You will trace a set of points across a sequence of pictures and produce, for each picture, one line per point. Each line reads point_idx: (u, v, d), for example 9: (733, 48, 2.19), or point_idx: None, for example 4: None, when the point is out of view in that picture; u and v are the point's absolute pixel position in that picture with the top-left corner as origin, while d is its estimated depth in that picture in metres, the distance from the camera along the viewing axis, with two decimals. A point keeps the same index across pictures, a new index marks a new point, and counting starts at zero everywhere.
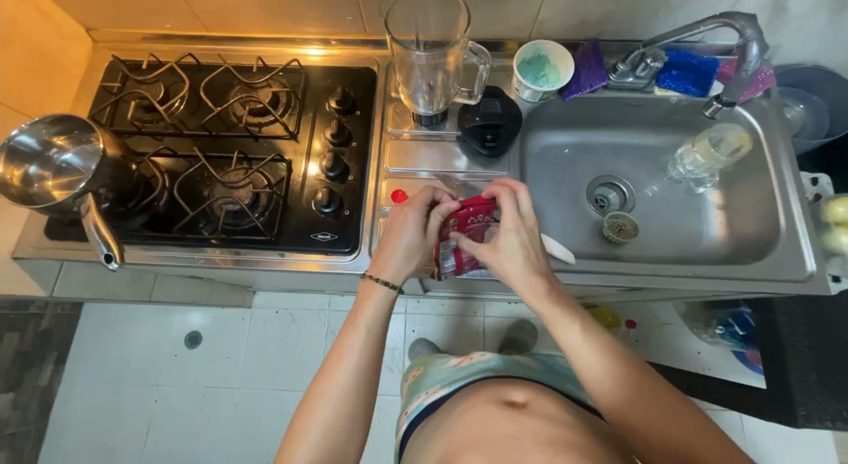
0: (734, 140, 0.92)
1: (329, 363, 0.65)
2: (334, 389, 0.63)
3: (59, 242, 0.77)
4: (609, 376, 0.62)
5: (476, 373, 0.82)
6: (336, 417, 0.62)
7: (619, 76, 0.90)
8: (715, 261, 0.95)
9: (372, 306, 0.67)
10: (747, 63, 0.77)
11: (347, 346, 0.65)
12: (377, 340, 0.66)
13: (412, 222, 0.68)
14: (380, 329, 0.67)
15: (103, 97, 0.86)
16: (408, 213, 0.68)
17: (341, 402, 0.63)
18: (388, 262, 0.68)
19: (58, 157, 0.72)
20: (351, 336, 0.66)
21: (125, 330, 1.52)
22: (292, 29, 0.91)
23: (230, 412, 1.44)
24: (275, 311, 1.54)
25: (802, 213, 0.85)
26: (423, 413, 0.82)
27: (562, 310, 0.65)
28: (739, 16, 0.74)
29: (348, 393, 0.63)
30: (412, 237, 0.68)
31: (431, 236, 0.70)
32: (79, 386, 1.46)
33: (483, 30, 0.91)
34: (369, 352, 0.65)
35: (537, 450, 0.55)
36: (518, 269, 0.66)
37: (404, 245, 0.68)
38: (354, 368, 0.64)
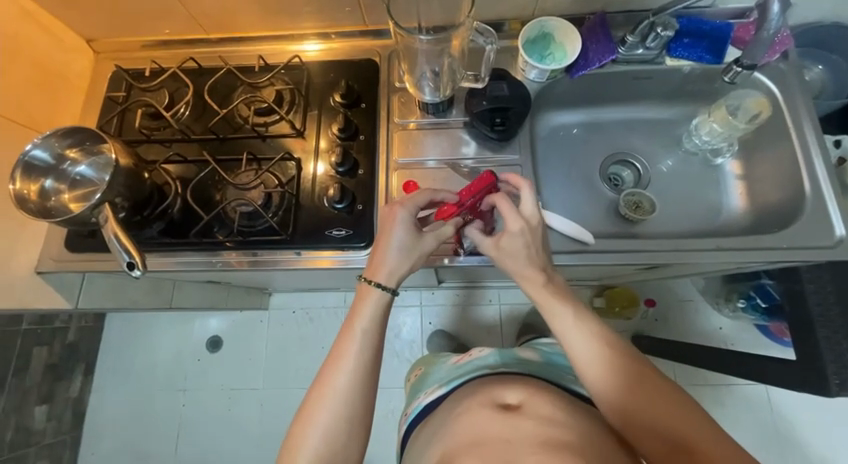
0: (752, 107, 0.89)
1: (328, 365, 0.65)
2: (334, 391, 0.63)
3: (79, 255, 0.78)
4: (604, 365, 0.63)
5: (474, 370, 0.81)
6: (338, 421, 0.62)
7: (628, 49, 0.87)
8: (737, 233, 0.93)
9: (369, 306, 0.67)
10: (766, 22, 0.75)
11: (347, 348, 0.65)
12: (376, 341, 0.67)
13: (405, 221, 0.67)
14: (377, 330, 0.67)
15: (108, 108, 0.86)
16: (398, 213, 0.67)
17: (343, 403, 0.63)
18: (381, 263, 0.68)
19: (72, 170, 0.73)
20: (349, 338, 0.66)
21: (147, 338, 1.55)
22: (290, 26, 0.90)
23: (255, 412, 1.47)
24: (292, 311, 1.55)
25: (827, 176, 0.82)
26: (422, 413, 0.82)
27: (559, 301, 0.67)
28: None
29: (350, 395, 0.63)
30: (405, 232, 0.67)
31: (425, 234, 0.69)
32: (108, 395, 1.49)
33: (485, 11, 0.89)
34: (369, 353, 0.66)
35: (531, 453, 0.57)
36: (514, 264, 0.68)
37: (398, 241, 0.67)
38: (355, 370, 0.64)
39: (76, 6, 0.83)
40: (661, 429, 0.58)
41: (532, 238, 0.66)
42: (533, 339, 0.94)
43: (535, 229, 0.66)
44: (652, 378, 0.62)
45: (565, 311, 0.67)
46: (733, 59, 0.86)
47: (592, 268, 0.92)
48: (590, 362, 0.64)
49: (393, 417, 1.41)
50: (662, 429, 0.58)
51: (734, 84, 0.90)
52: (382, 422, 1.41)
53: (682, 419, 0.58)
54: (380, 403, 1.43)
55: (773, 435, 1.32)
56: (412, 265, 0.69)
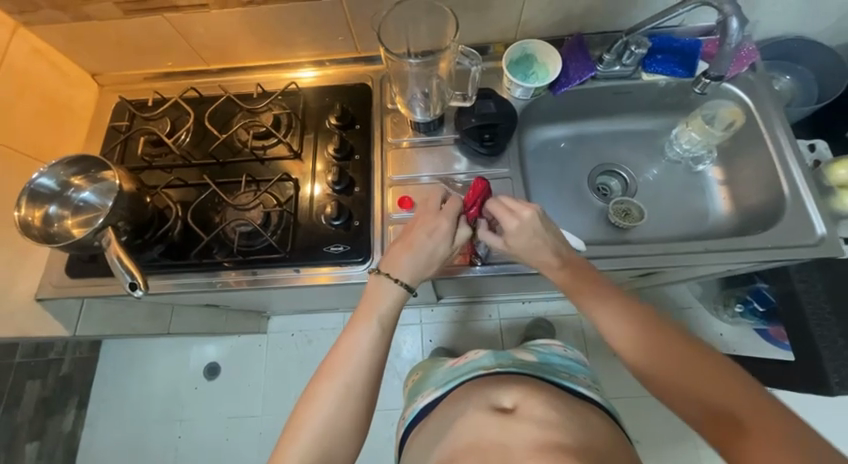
0: (727, 116, 0.94)
1: (336, 352, 0.67)
2: (340, 376, 0.64)
3: (80, 280, 0.79)
4: (637, 339, 0.64)
5: (470, 371, 0.81)
6: (340, 410, 0.63)
7: (606, 66, 0.92)
8: (724, 236, 0.96)
9: (382, 297, 0.70)
10: (728, 38, 0.80)
11: (357, 335, 0.67)
12: (387, 331, 0.69)
13: (444, 229, 0.70)
14: (389, 322, 0.69)
15: (113, 137, 0.89)
16: (439, 222, 0.70)
17: (347, 391, 0.63)
18: (408, 261, 0.70)
19: (76, 196, 0.75)
20: (361, 326, 0.68)
21: (143, 367, 1.52)
22: (287, 55, 0.95)
23: (254, 441, 1.43)
24: (291, 334, 1.54)
25: (803, 177, 0.86)
26: (419, 416, 0.81)
27: (585, 283, 0.70)
28: None
29: (354, 383, 0.64)
30: (441, 242, 0.70)
31: (458, 244, 0.72)
32: (102, 429, 1.45)
33: (470, 36, 0.95)
34: (378, 343, 0.67)
35: (527, 456, 0.58)
36: (527, 248, 0.70)
37: (430, 250, 0.70)
38: (362, 358, 0.66)
39: (83, 43, 0.87)
40: (703, 402, 0.57)
41: (538, 234, 0.68)
42: (531, 342, 0.94)
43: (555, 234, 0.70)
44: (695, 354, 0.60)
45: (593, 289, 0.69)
46: (702, 73, 0.91)
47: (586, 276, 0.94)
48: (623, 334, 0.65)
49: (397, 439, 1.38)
50: (703, 402, 0.57)
51: (706, 95, 0.96)
52: (386, 445, 1.38)
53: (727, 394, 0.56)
54: (382, 426, 1.40)
55: None
56: (437, 268, 0.72)
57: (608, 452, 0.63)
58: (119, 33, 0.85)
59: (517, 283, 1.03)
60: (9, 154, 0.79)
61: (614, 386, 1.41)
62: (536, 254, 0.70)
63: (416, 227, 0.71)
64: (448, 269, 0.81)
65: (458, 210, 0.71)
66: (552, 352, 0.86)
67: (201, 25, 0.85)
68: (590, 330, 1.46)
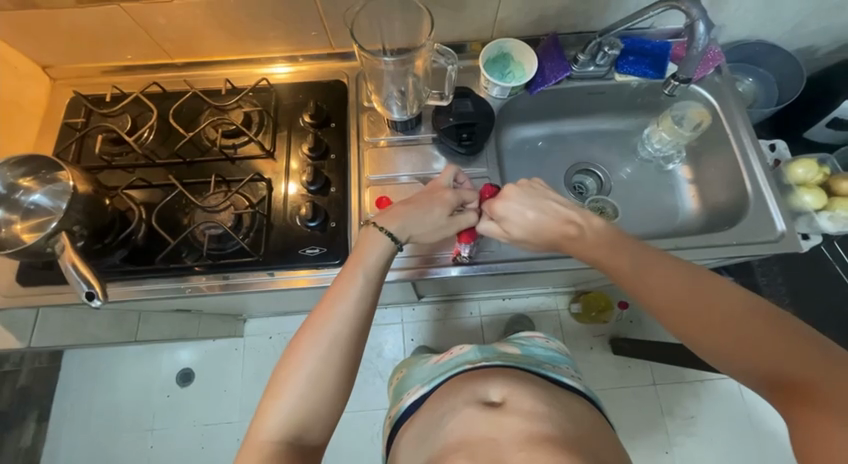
0: (695, 116, 0.97)
1: (324, 304, 0.64)
2: (327, 329, 0.62)
3: (35, 289, 0.73)
4: (684, 301, 0.58)
5: (457, 365, 0.81)
6: (326, 365, 0.60)
7: (580, 66, 0.94)
8: (693, 232, 0.99)
9: (371, 249, 0.68)
10: (694, 42, 0.80)
11: (345, 286, 0.65)
12: (376, 279, 0.67)
13: (447, 200, 0.73)
14: (377, 272, 0.68)
15: (67, 135, 0.84)
16: (445, 194, 0.73)
17: (335, 346, 0.61)
18: (400, 216, 0.70)
19: (25, 199, 0.69)
20: (349, 278, 0.66)
21: (110, 376, 1.45)
22: (258, 50, 0.91)
23: (231, 447, 1.39)
24: (269, 337, 1.50)
25: (764, 176, 0.90)
26: (405, 416, 0.80)
27: (607, 249, 0.66)
28: None
29: (340, 337, 0.62)
30: (438, 212, 0.72)
31: (454, 222, 0.73)
32: (66, 442, 1.38)
33: (447, 33, 0.93)
34: (365, 294, 0.65)
35: (517, 449, 0.59)
36: (536, 224, 0.71)
37: (425, 213, 0.71)
38: (350, 310, 0.63)
39: (31, 34, 0.81)
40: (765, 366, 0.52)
41: (533, 199, 0.71)
42: (511, 336, 0.95)
43: (563, 202, 0.71)
44: (751, 316, 0.54)
45: (633, 258, 0.64)
46: (672, 74, 0.91)
47: (562, 274, 0.95)
48: (663, 304, 0.60)
49: (379, 440, 1.37)
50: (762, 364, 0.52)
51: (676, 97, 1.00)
52: (368, 446, 1.37)
53: (792, 356, 0.50)
54: (363, 427, 1.39)
55: (745, 426, 1.38)
56: (426, 233, 0.72)
57: (596, 446, 0.64)
58: (72, 23, 0.79)
59: (496, 282, 1.03)
60: None
61: (590, 379, 1.44)
62: (556, 227, 0.70)
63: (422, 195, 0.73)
64: (429, 267, 0.81)
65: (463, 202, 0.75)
66: (534, 344, 0.88)
67: (163, 16, 0.80)
68: (567, 325, 1.49)
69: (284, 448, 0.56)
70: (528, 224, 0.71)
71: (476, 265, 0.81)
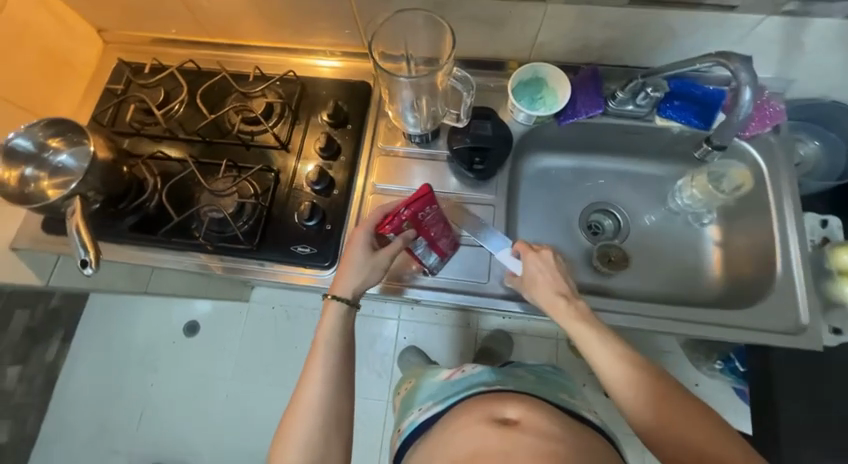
0: (737, 177, 0.89)
1: (300, 387, 0.68)
2: (306, 413, 0.65)
3: (56, 236, 0.81)
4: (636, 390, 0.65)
5: (470, 387, 0.78)
6: (314, 444, 0.64)
7: (618, 103, 0.87)
8: (711, 301, 0.91)
9: (330, 322, 0.71)
10: (737, 108, 0.72)
11: (313, 369, 0.68)
12: (343, 349, 0.70)
13: (359, 240, 0.71)
14: (343, 341, 0.71)
15: (106, 99, 0.90)
16: (356, 234, 0.72)
17: (319, 422, 0.65)
18: (344, 278, 0.71)
19: (53, 158, 0.75)
20: (316, 358, 0.69)
21: (128, 315, 1.58)
22: (292, 40, 0.92)
23: (220, 402, 1.49)
24: (271, 308, 1.57)
25: (800, 258, 0.81)
26: (416, 431, 0.78)
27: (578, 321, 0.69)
28: (737, 56, 0.69)
29: (320, 417, 0.65)
30: (365, 254, 0.71)
31: (382, 254, 0.72)
32: (85, 364, 1.54)
33: (482, 49, 0.90)
34: (336, 368, 0.68)
35: None
36: (546, 291, 0.72)
37: (358, 261, 0.71)
38: (323, 389, 0.66)
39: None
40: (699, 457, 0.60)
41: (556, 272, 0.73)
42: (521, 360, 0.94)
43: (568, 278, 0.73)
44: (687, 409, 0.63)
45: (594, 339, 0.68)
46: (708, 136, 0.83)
47: None
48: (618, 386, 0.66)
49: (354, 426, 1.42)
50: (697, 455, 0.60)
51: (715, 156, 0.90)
52: None
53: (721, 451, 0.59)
54: None
55: None
56: (374, 275, 0.72)
57: None
58: None
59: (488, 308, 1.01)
60: (9, 109, 0.81)
61: None
62: (561, 300, 0.71)
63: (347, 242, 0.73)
64: (399, 286, 0.80)
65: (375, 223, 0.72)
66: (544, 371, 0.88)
67: None
68: (563, 357, 1.45)
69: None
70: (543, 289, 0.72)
71: (439, 281, 0.80)
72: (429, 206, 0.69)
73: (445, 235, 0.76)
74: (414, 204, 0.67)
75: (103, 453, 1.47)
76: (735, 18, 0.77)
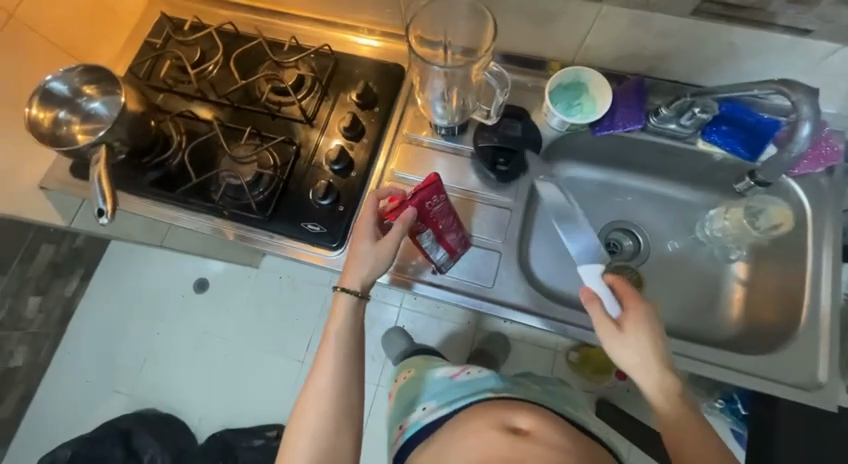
0: (775, 216, 0.82)
1: (312, 373, 0.69)
2: (316, 401, 0.67)
3: (80, 181, 0.83)
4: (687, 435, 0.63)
5: (477, 392, 0.75)
6: (325, 428, 0.66)
7: (659, 120, 0.82)
8: (724, 342, 0.86)
9: (343, 313, 0.70)
10: (792, 144, 0.66)
11: (324, 356, 0.69)
12: (353, 340, 0.70)
13: (363, 229, 0.70)
14: (354, 332, 0.71)
15: (145, 52, 0.90)
16: (360, 224, 0.70)
17: (329, 408, 0.67)
18: (355, 269, 0.70)
19: (87, 104, 0.76)
20: (326, 347, 0.70)
21: (144, 263, 1.64)
22: (332, 13, 0.90)
23: (219, 360, 1.54)
24: (278, 277, 1.60)
25: (829, 311, 0.76)
26: (421, 432, 0.76)
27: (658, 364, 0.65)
28: (800, 86, 0.63)
29: (331, 403, 0.67)
30: (368, 243, 0.69)
31: (386, 244, 0.69)
32: (100, 302, 1.62)
33: (524, 46, 0.86)
34: (347, 355, 0.69)
35: None
36: (632, 328, 0.66)
37: (361, 249, 0.69)
38: (331, 379, 0.68)
39: None
40: None
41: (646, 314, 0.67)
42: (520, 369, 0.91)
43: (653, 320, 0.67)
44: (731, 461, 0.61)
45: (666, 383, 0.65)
46: (752, 170, 0.79)
47: None
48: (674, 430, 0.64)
49: None
50: None
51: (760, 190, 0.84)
52: None
53: None
54: None
55: None
56: (383, 266, 0.70)
57: None
58: None
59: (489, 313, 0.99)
60: (47, 46, 0.84)
61: None
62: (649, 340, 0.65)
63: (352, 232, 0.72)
64: (406, 279, 0.79)
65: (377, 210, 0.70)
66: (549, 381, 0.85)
67: None
68: (558, 370, 1.43)
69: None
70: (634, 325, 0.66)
71: (446, 280, 0.79)
72: (435, 196, 0.68)
73: (454, 230, 0.74)
74: (420, 192, 0.66)
75: (105, 389, 1.54)
76: (807, 43, 0.71)
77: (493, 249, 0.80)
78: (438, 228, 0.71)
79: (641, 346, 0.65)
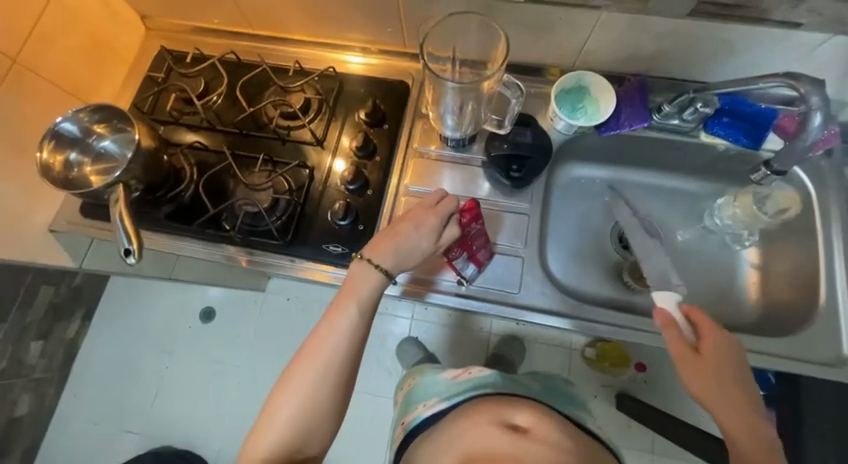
0: (782, 200, 0.84)
1: (315, 336, 0.67)
2: (313, 365, 0.65)
3: (92, 221, 0.82)
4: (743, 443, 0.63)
5: (477, 387, 0.74)
6: (316, 394, 0.64)
7: (662, 117, 0.85)
8: (744, 325, 0.88)
9: (366, 284, 0.69)
10: (805, 132, 0.73)
11: (335, 320, 0.67)
12: (367, 317, 0.68)
13: (429, 224, 0.69)
14: (370, 305, 0.69)
15: (147, 86, 0.90)
16: (428, 217, 0.69)
17: (325, 375, 0.65)
18: (391, 249, 0.69)
19: (97, 144, 0.75)
20: (339, 312, 0.68)
21: (147, 297, 1.61)
22: (333, 35, 0.91)
23: (232, 389, 1.50)
24: (286, 299, 1.58)
25: (846, 289, 0.78)
26: (419, 429, 0.74)
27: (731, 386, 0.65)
28: (807, 80, 0.69)
29: (329, 370, 0.65)
30: (423, 239, 0.69)
31: (440, 246, 0.70)
32: (104, 341, 1.58)
33: (525, 54, 0.88)
34: (356, 327, 0.67)
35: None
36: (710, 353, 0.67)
37: (412, 241, 0.69)
38: (334, 347, 0.66)
39: None
40: None
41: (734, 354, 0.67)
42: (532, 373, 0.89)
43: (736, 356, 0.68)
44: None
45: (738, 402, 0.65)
46: (766, 159, 0.82)
47: None
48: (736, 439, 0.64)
49: (363, 420, 1.43)
50: None
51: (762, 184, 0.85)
52: (351, 425, 1.43)
53: None
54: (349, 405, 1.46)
55: None
56: (418, 263, 0.71)
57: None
58: None
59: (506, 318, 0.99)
60: (39, 82, 0.81)
61: None
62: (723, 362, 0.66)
63: (405, 215, 0.71)
64: (427, 290, 0.79)
65: (449, 211, 0.70)
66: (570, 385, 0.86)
67: None
68: (575, 368, 1.43)
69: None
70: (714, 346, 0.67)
71: (472, 289, 0.79)
72: (476, 223, 0.72)
73: (484, 248, 0.76)
74: (467, 215, 0.71)
75: (115, 431, 1.49)
76: (799, 36, 0.74)
77: (514, 255, 0.81)
78: (472, 250, 0.74)
79: (709, 376, 0.65)
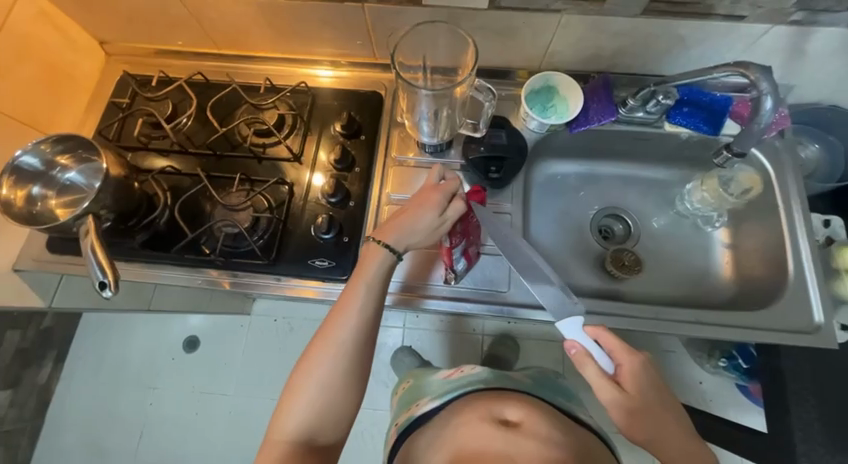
0: (745, 181, 0.89)
1: (331, 317, 0.68)
2: (333, 344, 0.66)
3: (59, 256, 0.77)
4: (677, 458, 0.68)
5: (470, 383, 0.76)
6: (337, 372, 0.65)
7: (628, 110, 0.88)
8: (720, 302, 0.93)
9: (374, 263, 0.69)
10: (759, 116, 0.76)
11: (349, 301, 0.68)
12: (376, 299, 0.69)
13: (434, 200, 0.70)
14: (382, 284, 0.70)
15: (111, 112, 0.87)
16: (432, 194, 0.71)
17: (343, 354, 0.66)
18: (400, 227, 0.70)
19: (62, 176, 0.72)
20: (352, 292, 0.68)
21: (124, 331, 1.53)
22: (302, 51, 0.91)
23: (221, 419, 1.44)
24: (274, 320, 1.54)
25: (810, 259, 0.83)
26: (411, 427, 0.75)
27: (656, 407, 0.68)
28: (755, 67, 0.73)
29: (348, 348, 0.66)
30: (428, 217, 0.70)
31: (446, 224, 0.71)
32: (80, 383, 1.49)
33: (494, 59, 0.91)
34: (371, 305, 0.68)
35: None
36: (626, 383, 0.68)
37: (418, 219, 0.70)
38: (351, 327, 0.67)
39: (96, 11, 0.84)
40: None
41: (647, 375, 0.69)
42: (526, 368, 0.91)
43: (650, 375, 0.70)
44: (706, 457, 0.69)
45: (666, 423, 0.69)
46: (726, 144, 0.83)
47: None
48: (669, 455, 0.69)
49: (361, 437, 1.40)
50: None
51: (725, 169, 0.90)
52: (350, 443, 1.40)
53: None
54: None
55: None
56: (423, 240, 0.71)
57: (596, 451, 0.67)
58: (131, 9, 0.83)
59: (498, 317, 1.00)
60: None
61: None
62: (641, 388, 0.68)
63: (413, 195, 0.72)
64: (419, 296, 0.79)
65: (452, 190, 0.72)
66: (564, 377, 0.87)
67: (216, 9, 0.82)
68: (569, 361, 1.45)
69: (299, 450, 0.62)
70: (630, 376, 0.68)
71: (461, 291, 0.79)
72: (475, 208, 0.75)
73: (475, 243, 0.78)
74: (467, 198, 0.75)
75: None
76: (744, 28, 0.80)
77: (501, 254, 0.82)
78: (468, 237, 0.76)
79: (634, 403, 0.67)
